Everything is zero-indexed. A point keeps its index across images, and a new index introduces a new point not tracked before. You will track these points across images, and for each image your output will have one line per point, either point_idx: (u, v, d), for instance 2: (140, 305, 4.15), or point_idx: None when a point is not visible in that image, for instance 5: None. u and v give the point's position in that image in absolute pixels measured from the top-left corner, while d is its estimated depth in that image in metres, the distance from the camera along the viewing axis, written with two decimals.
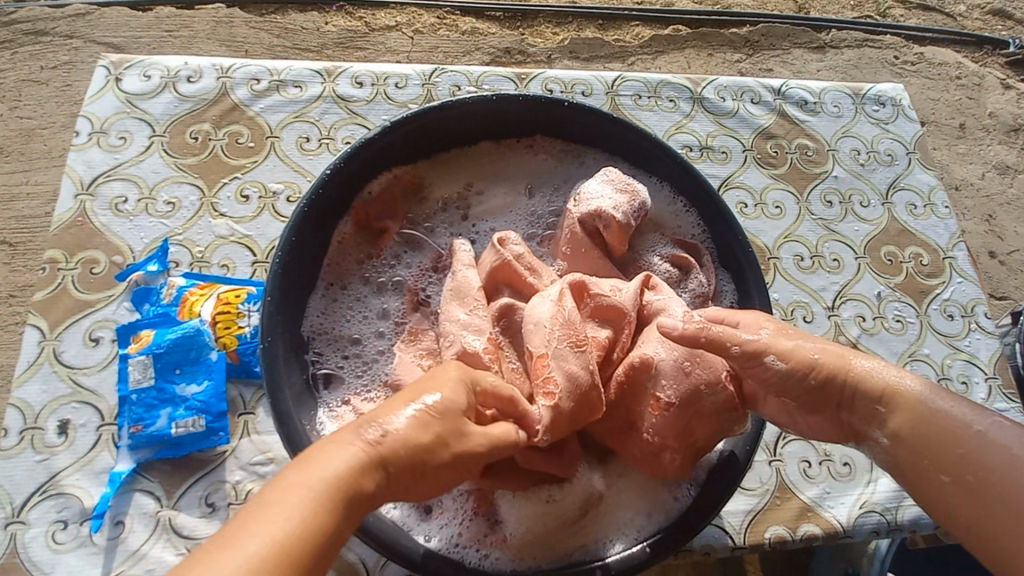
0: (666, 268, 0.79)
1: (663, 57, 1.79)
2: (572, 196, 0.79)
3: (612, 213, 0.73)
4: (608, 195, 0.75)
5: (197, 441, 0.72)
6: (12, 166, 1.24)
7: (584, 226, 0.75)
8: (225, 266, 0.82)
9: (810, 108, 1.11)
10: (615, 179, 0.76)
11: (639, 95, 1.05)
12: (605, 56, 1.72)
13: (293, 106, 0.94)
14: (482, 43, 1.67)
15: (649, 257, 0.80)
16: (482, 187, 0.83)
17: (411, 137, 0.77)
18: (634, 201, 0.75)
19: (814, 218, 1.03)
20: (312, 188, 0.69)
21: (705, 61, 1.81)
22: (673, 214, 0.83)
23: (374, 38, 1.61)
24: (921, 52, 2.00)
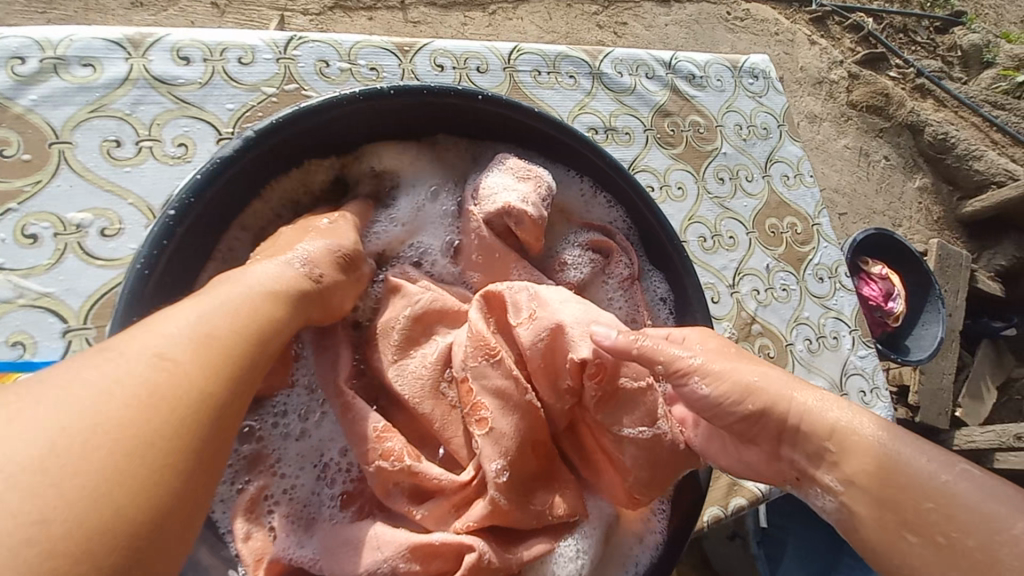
0: (588, 260, 0.69)
1: (524, 7, 1.65)
2: (471, 192, 0.65)
3: (522, 207, 0.60)
4: (512, 187, 0.61)
5: None
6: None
7: (492, 227, 0.63)
8: (19, 344, 0.58)
9: (698, 82, 1.11)
10: (516, 166, 0.62)
11: (538, 71, 0.94)
12: (466, 4, 1.55)
13: (87, 96, 0.66)
14: None
15: (566, 248, 0.69)
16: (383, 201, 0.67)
17: (281, 150, 0.57)
18: (541, 188, 0.62)
19: (711, 197, 1.05)
20: (150, 240, 0.48)
21: (564, 12, 1.72)
22: (581, 198, 0.72)
23: None
24: (748, 8, 2.10)
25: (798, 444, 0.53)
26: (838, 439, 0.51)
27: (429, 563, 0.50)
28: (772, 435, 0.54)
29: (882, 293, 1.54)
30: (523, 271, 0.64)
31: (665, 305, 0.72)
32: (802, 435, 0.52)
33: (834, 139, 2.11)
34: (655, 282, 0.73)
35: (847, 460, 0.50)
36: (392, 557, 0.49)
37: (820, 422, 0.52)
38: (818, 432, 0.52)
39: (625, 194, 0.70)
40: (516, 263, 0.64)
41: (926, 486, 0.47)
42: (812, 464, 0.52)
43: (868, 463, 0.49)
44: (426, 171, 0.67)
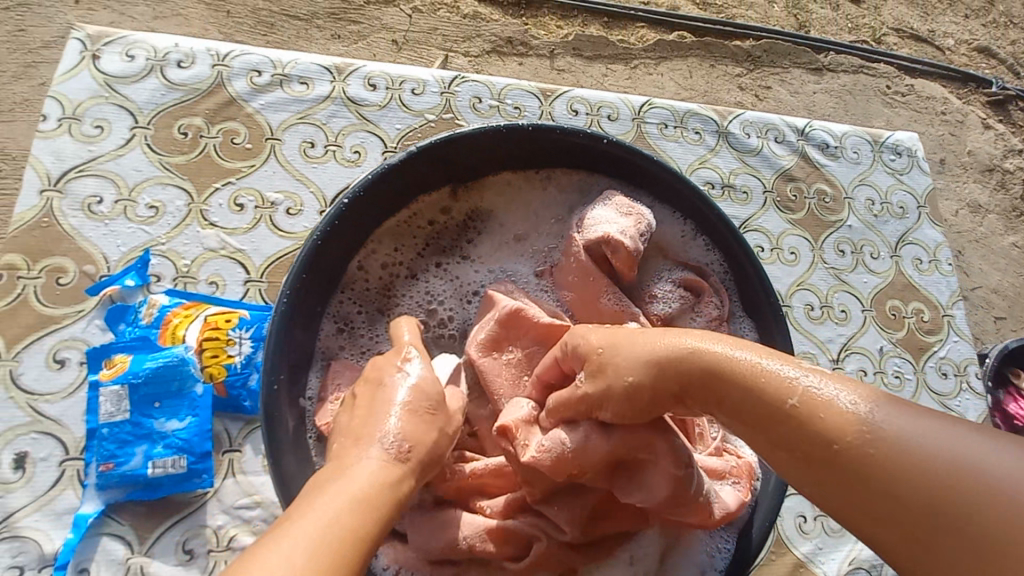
0: (678, 294, 0.73)
1: (667, 65, 1.73)
2: (575, 222, 0.73)
3: (621, 238, 0.67)
4: (613, 220, 0.69)
5: (177, 483, 0.66)
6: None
7: (590, 252, 0.70)
8: (214, 283, 0.74)
9: (831, 152, 1.09)
10: (620, 203, 0.70)
11: (665, 124, 1.00)
12: (609, 57, 1.66)
13: (298, 106, 0.85)
14: (484, 30, 1.56)
15: (657, 281, 0.75)
16: (502, 216, 0.76)
17: (434, 164, 0.69)
18: (640, 225, 0.69)
19: (826, 267, 1.02)
20: (326, 218, 0.62)
21: (706, 71, 1.76)
22: (680, 238, 0.76)
23: (370, 12, 1.46)
24: (912, 84, 1.99)
25: (754, 419, 0.44)
26: (803, 407, 0.42)
27: (500, 547, 0.57)
28: (685, 381, 0.48)
29: None
30: (613, 296, 0.70)
31: None
32: (757, 415, 0.44)
33: (1001, 235, 1.86)
34: (744, 330, 0.74)
35: (816, 433, 0.41)
36: (469, 535, 0.56)
37: (770, 388, 0.44)
38: (773, 407, 0.43)
39: (727, 243, 0.73)
40: (608, 288, 0.70)
41: (929, 461, 0.37)
42: (780, 446, 0.43)
43: (837, 427, 0.40)
44: (550, 198, 0.76)
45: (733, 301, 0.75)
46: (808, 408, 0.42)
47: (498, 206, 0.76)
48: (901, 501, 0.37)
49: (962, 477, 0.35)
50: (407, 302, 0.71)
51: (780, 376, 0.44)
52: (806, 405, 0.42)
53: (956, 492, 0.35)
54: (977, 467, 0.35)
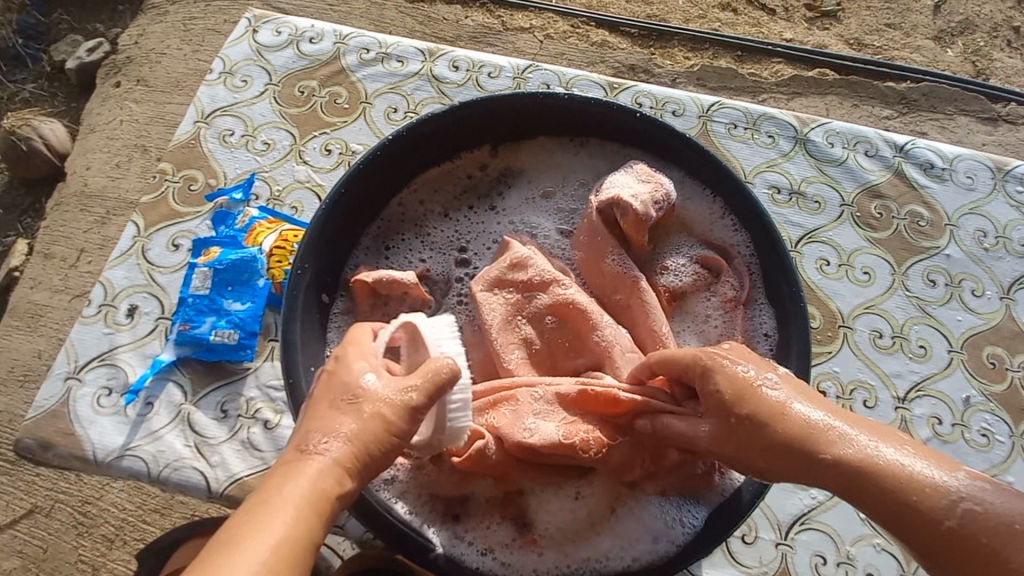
0: (692, 270, 0.73)
1: (799, 101, 1.60)
2: (596, 188, 0.76)
3: (631, 201, 0.69)
4: (630, 186, 0.71)
5: (228, 353, 0.80)
6: (184, 100, 1.24)
7: (603, 215, 0.72)
8: (295, 208, 0.91)
9: (937, 173, 0.98)
10: (641, 171, 0.73)
11: (734, 124, 0.99)
12: (736, 89, 1.58)
13: (391, 78, 1.00)
14: (608, 57, 1.60)
15: (674, 255, 0.74)
16: (531, 176, 0.82)
17: (477, 122, 0.78)
18: (657, 193, 0.71)
19: (907, 294, 0.90)
20: (373, 149, 0.74)
21: (846, 112, 1.59)
22: (708, 217, 0.75)
23: (506, 37, 1.60)
24: None
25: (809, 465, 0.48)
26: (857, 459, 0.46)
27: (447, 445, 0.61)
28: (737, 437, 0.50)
29: None
30: (618, 258, 0.71)
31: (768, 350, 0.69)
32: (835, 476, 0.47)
33: None
34: (762, 317, 0.70)
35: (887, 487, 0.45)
36: None
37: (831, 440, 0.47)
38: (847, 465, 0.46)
39: (750, 223, 0.72)
40: (615, 249, 0.71)
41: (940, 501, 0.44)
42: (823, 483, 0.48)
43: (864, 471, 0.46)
44: (581, 162, 0.81)
45: (755, 286, 0.72)
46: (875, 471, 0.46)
47: (529, 168, 0.82)
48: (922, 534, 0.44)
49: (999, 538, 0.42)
50: (436, 240, 0.80)
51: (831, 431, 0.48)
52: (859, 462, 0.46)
53: (968, 538, 0.42)
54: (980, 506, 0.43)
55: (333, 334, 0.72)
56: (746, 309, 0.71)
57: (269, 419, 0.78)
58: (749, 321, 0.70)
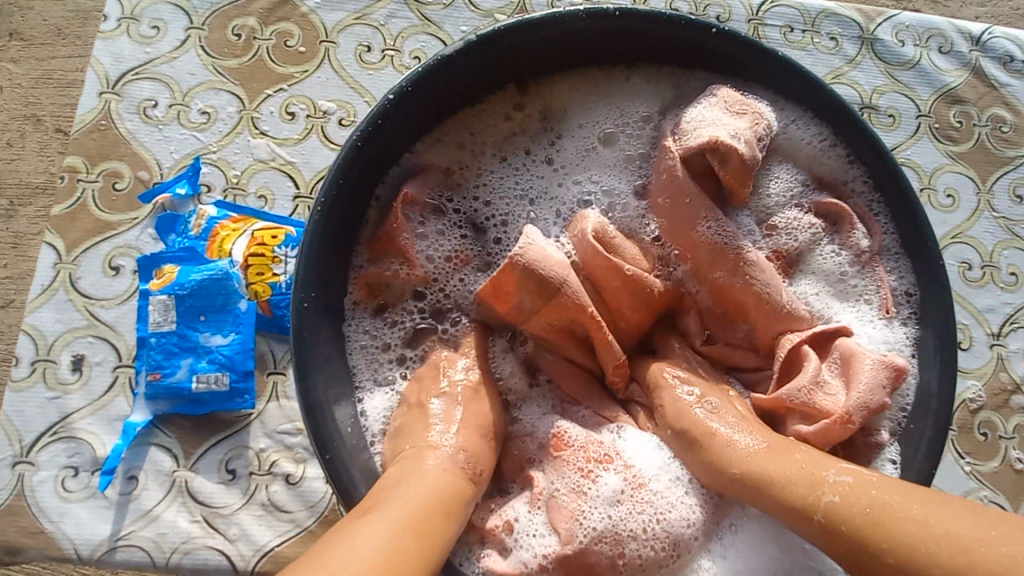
0: (805, 223, 0.57)
1: None
2: (669, 128, 0.58)
3: (732, 144, 0.52)
4: (724, 121, 0.54)
5: (221, 401, 0.63)
6: (72, 52, 0.90)
7: (688, 166, 0.55)
8: (262, 197, 0.69)
9: (1017, 67, 0.84)
10: (729, 100, 0.55)
11: (790, 27, 0.81)
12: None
13: (355, 5, 0.76)
14: None
15: (778, 207, 0.58)
16: (572, 125, 0.63)
17: (497, 60, 0.57)
18: (758, 127, 0.54)
19: (995, 215, 0.79)
20: (369, 117, 0.53)
21: None
22: (811, 151, 0.58)
23: None
24: None
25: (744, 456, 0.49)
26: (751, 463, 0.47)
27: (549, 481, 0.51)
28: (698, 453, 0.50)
29: None
30: (714, 223, 0.55)
31: (906, 316, 0.55)
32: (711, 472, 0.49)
33: None
34: (897, 272, 0.56)
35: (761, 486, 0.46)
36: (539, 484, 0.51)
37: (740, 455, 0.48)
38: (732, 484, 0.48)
39: (870, 155, 0.55)
40: (709, 211, 0.55)
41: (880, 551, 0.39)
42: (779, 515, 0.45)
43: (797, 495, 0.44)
44: (635, 89, 0.62)
45: (887, 232, 0.56)
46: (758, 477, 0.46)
47: (567, 113, 0.63)
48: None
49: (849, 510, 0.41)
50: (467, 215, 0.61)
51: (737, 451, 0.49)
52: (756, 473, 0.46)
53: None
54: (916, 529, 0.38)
55: (359, 370, 0.56)
56: (879, 262, 0.56)
57: (291, 472, 0.63)
58: (885, 279, 0.55)
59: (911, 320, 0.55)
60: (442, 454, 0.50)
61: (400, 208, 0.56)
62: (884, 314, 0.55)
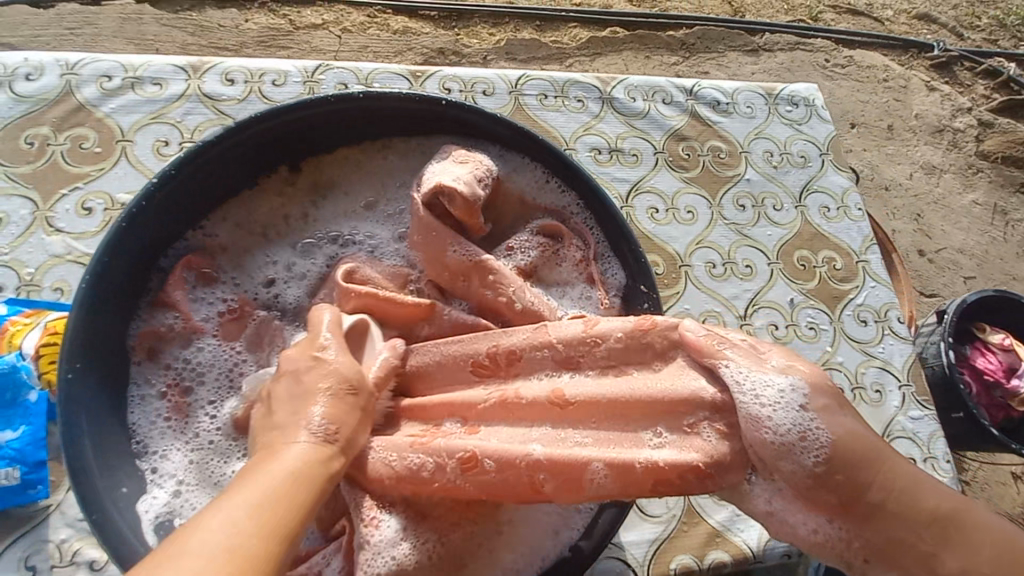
0: (537, 242, 0.73)
1: (602, 60, 1.67)
2: (415, 184, 0.71)
3: (455, 185, 0.65)
4: (450, 170, 0.68)
5: (10, 498, 0.62)
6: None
7: (430, 208, 0.68)
8: (59, 290, 0.73)
9: (723, 109, 1.08)
10: (457, 155, 0.70)
11: (545, 94, 0.99)
12: (542, 59, 1.61)
13: (151, 106, 0.83)
14: (414, 43, 1.52)
15: (516, 234, 0.74)
16: (341, 189, 0.74)
17: (263, 141, 0.67)
18: (479, 172, 0.68)
19: (726, 222, 0.99)
20: (133, 200, 0.59)
21: (642, 64, 1.71)
22: (536, 187, 0.75)
23: (299, 37, 1.44)
24: (851, 55, 1.93)
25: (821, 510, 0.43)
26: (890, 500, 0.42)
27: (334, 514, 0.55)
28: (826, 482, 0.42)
29: (1004, 367, 1.13)
30: (459, 247, 0.67)
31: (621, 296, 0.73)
32: (869, 484, 0.42)
33: (958, 194, 1.83)
34: (612, 267, 0.73)
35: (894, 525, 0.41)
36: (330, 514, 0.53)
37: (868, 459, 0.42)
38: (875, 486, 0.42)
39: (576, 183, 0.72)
40: (454, 239, 0.67)
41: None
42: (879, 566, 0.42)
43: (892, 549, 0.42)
44: (391, 166, 0.75)
45: (598, 240, 0.74)
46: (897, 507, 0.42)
47: (335, 180, 0.73)
48: None
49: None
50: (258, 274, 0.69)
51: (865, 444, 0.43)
52: (922, 496, 0.42)
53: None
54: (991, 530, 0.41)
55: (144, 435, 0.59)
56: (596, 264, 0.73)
57: (96, 558, 0.63)
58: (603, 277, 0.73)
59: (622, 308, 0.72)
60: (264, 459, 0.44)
61: (180, 273, 0.63)
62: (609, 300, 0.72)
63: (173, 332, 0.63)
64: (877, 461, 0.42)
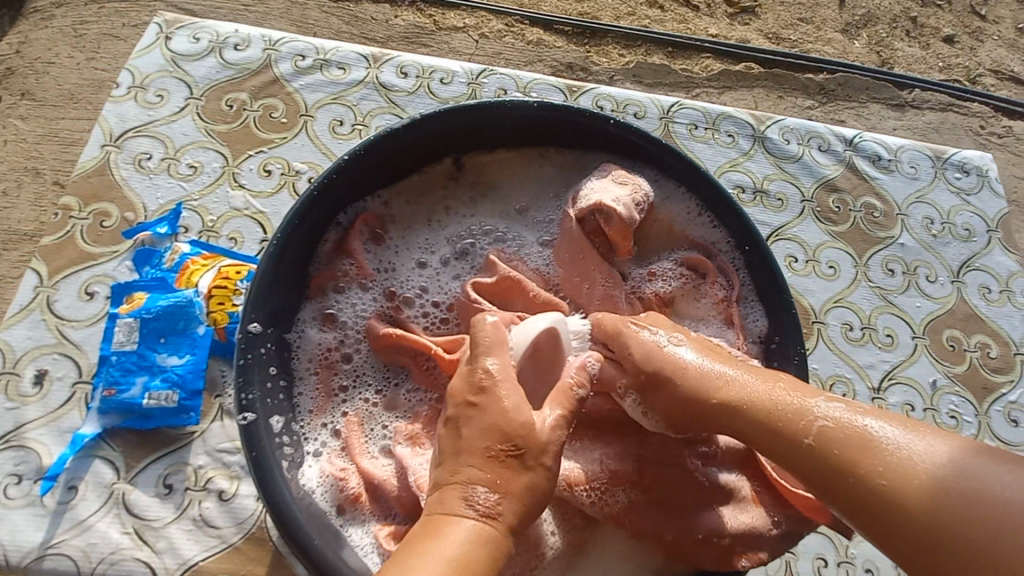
0: (680, 272, 0.72)
1: (730, 94, 1.61)
2: (570, 197, 0.72)
3: (613, 206, 0.66)
4: (608, 189, 0.68)
5: (167, 417, 0.69)
6: (82, 114, 1.03)
7: (582, 223, 0.69)
8: (233, 239, 0.80)
9: (884, 165, 1.01)
10: (617, 175, 0.70)
11: (695, 125, 0.98)
12: (671, 85, 1.57)
13: (333, 88, 0.91)
14: (545, 55, 1.55)
15: (658, 261, 0.74)
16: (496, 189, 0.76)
17: (441, 134, 0.71)
18: (636, 195, 0.69)
19: (871, 285, 0.92)
20: (326, 172, 0.65)
21: (773, 103, 1.62)
22: (686, 219, 0.74)
23: (440, 37, 1.51)
24: (1009, 125, 1.75)
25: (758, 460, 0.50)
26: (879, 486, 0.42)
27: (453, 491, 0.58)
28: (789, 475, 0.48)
29: None
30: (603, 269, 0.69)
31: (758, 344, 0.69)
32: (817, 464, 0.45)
33: None
34: (755, 314, 0.70)
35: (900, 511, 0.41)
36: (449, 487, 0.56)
37: (864, 442, 0.44)
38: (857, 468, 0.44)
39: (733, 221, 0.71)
40: (598, 262, 0.69)
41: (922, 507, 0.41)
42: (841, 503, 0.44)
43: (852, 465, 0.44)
44: (544, 174, 0.77)
45: (744, 283, 0.71)
46: (885, 485, 0.42)
47: (491, 180, 0.76)
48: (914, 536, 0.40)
49: (988, 520, 0.39)
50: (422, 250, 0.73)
51: (855, 425, 0.45)
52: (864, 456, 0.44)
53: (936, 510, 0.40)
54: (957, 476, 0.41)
55: (300, 369, 0.64)
56: (739, 307, 0.70)
57: (224, 489, 0.68)
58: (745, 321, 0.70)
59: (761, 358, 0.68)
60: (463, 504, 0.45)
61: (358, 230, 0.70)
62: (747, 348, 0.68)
63: (347, 278, 0.69)
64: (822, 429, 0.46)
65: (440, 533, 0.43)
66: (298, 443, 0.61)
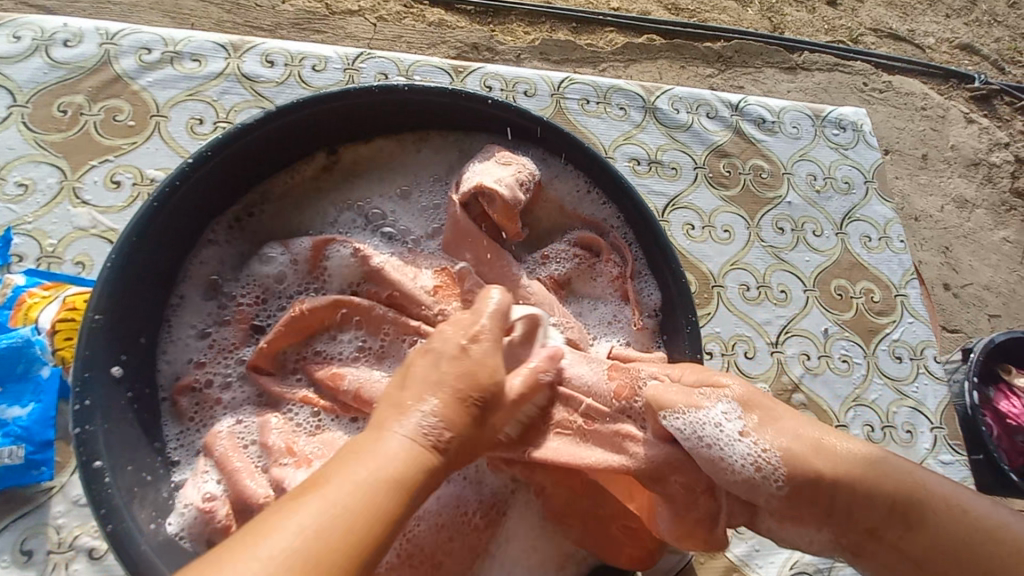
0: (573, 253, 0.71)
1: (636, 67, 1.62)
2: (454, 183, 0.69)
3: (494, 187, 0.63)
4: (489, 171, 0.65)
5: (15, 476, 0.61)
6: None
7: (467, 209, 0.65)
8: (80, 264, 0.71)
9: (768, 127, 1.04)
10: (499, 156, 0.67)
11: (586, 99, 0.97)
12: (576, 61, 1.55)
13: (188, 83, 0.82)
14: (448, 36, 1.48)
15: (553, 243, 0.72)
16: (374, 181, 0.71)
17: (302, 127, 0.65)
18: (521, 175, 0.66)
19: (764, 245, 0.96)
20: (166, 180, 0.57)
21: (677, 73, 1.65)
22: (575, 197, 0.73)
23: (334, 21, 1.41)
24: (889, 80, 1.86)
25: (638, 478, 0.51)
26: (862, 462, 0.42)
27: None
28: (838, 513, 0.41)
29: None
30: (495, 251, 0.65)
31: (654, 317, 0.70)
32: (815, 491, 0.41)
33: (990, 230, 1.74)
34: (648, 288, 0.71)
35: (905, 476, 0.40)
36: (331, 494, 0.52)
37: (816, 450, 0.42)
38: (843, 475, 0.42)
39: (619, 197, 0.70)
40: (491, 244, 0.65)
41: (946, 508, 0.40)
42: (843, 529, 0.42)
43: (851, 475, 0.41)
44: (428, 160, 0.72)
45: (636, 258, 0.71)
46: (865, 492, 0.40)
47: (367, 171, 0.71)
48: (900, 543, 0.40)
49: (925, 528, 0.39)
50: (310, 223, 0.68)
51: (815, 439, 0.43)
52: (870, 477, 0.41)
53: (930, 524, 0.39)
54: (948, 490, 0.41)
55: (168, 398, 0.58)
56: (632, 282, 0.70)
57: (96, 545, 0.61)
58: (639, 295, 0.70)
59: (656, 330, 0.69)
60: (403, 430, 0.40)
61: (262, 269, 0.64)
62: (642, 322, 0.69)
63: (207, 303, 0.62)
64: (806, 452, 0.42)
65: (375, 446, 0.39)
66: (161, 474, 0.55)
